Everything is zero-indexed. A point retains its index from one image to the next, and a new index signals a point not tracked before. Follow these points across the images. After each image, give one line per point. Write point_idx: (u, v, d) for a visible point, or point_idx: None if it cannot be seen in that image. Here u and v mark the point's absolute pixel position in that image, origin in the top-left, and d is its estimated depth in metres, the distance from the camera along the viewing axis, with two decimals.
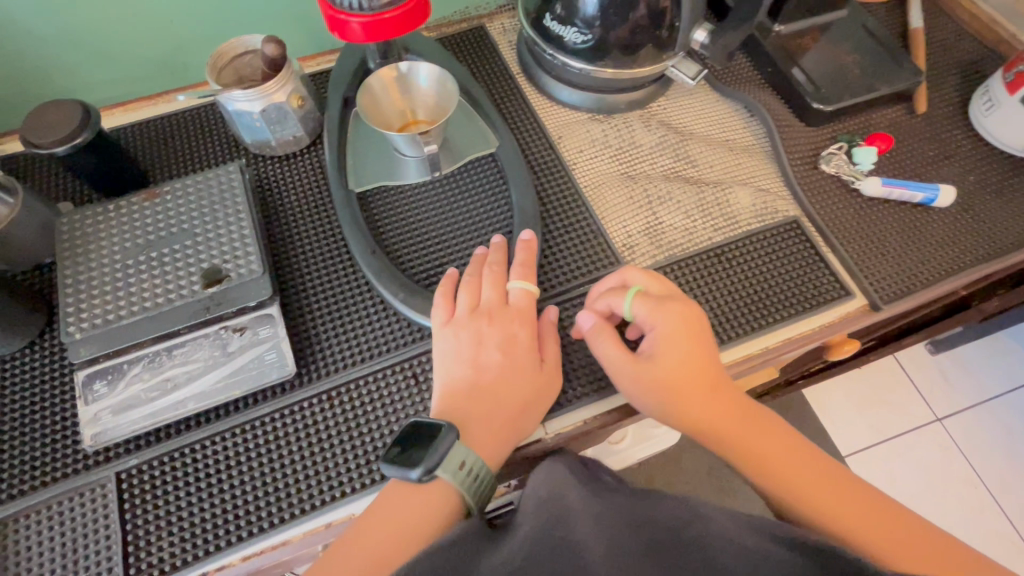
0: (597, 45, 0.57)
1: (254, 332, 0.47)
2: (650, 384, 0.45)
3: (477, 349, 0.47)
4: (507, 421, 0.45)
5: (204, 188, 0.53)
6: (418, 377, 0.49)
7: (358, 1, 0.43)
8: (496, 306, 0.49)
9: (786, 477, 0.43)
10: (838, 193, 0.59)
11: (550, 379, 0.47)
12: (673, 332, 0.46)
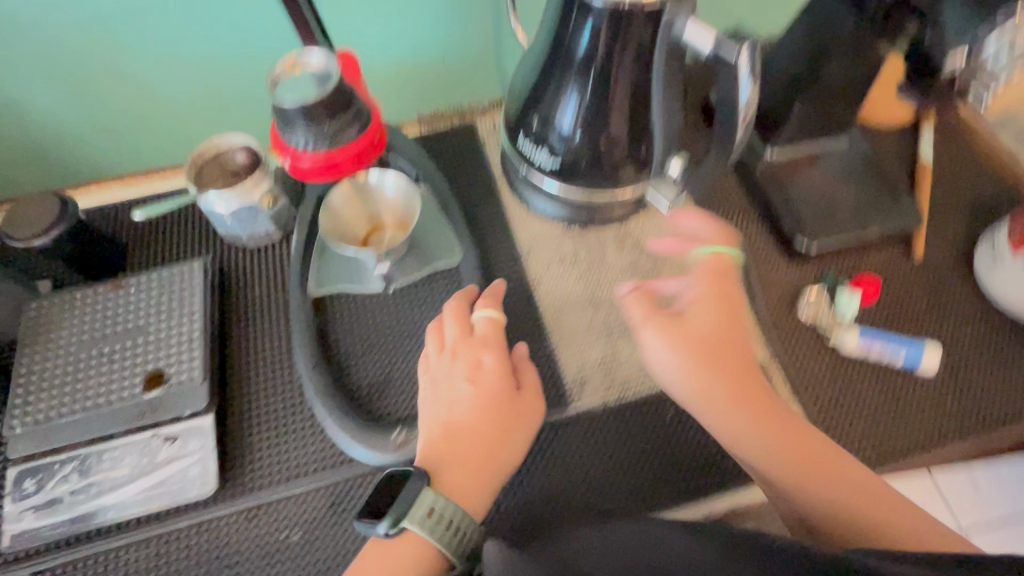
0: (568, 168, 0.56)
1: (183, 443, 0.48)
2: (681, 341, 0.46)
3: (454, 383, 0.48)
4: (483, 460, 0.45)
5: (166, 283, 0.55)
6: (341, 504, 0.48)
7: (309, 142, 0.43)
8: (459, 339, 0.50)
9: (813, 455, 0.44)
10: (813, 342, 0.56)
11: (524, 406, 0.48)
12: (710, 289, 0.48)
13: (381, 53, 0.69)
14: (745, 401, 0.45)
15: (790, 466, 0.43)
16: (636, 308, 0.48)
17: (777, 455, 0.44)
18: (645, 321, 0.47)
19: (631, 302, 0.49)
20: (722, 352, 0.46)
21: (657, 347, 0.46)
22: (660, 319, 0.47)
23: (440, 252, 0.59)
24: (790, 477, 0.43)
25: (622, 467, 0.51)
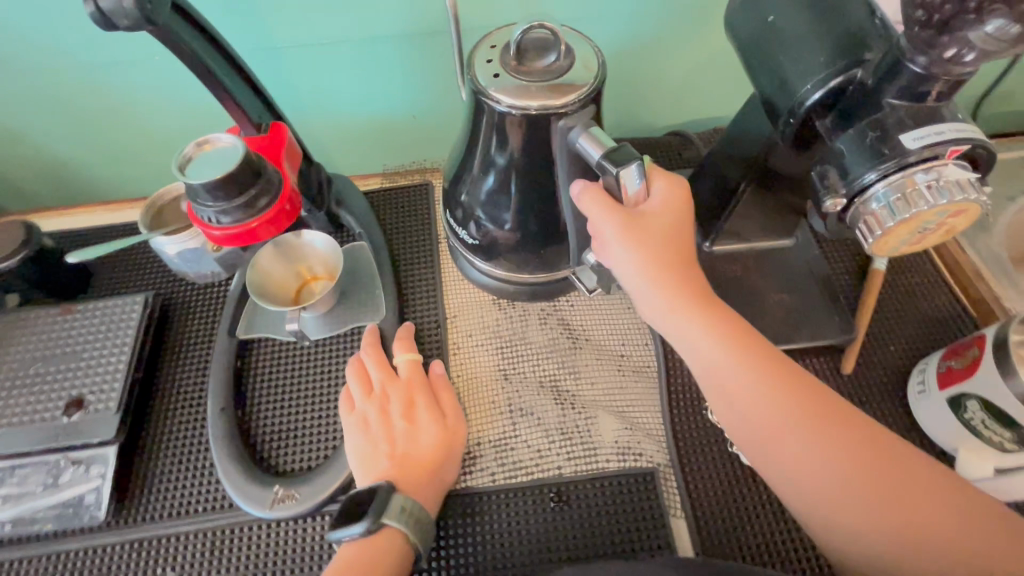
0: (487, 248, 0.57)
1: (86, 468, 0.52)
2: (641, 247, 0.41)
3: (389, 414, 0.53)
4: (429, 468, 0.51)
5: (108, 313, 0.59)
6: (218, 549, 0.50)
7: (217, 218, 0.46)
8: (386, 379, 0.55)
9: (811, 415, 0.38)
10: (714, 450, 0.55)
11: (454, 429, 0.54)
12: (671, 190, 0.43)
13: (349, 112, 0.73)
14: (706, 331, 0.41)
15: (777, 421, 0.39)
16: (598, 207, 0.42)
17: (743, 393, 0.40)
18: (614, 226, 0.41)
19: (594, 210, 0.42)
20: (677, 259, 0.42)
21: (617, 261, 0.42)
22: (629, 230, 0.41)
23: (363, 309, 0.62)
24: (777, 428, 0.39)
25: (497, 550, 0.51)
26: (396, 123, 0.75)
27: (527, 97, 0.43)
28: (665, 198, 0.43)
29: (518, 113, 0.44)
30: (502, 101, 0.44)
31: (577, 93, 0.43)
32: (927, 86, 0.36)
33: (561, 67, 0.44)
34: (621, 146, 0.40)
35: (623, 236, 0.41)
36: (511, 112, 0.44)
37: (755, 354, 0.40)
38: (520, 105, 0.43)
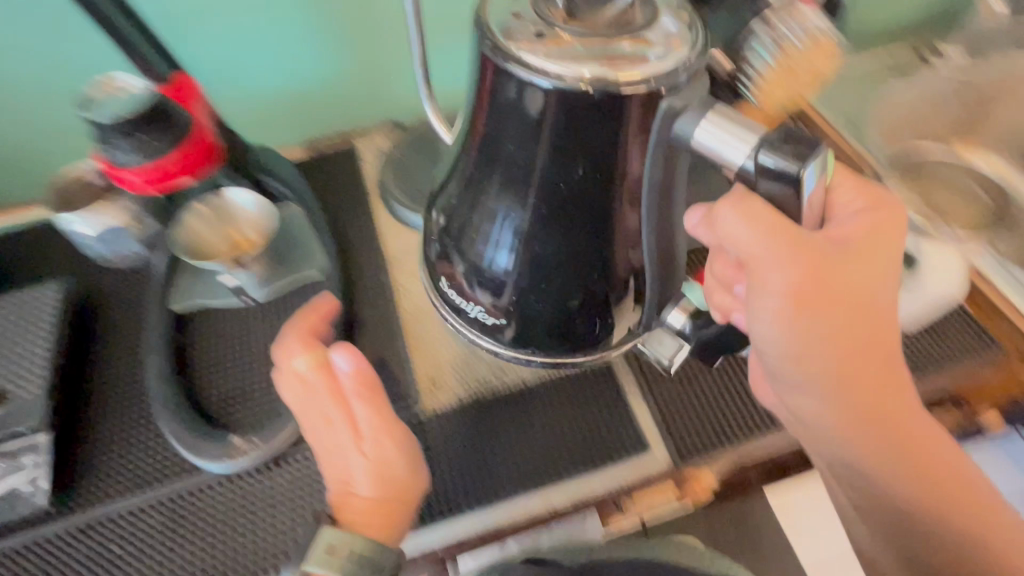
0: (525, 334, 0.48)
1: (15, 459, 0.48)
2: (826, 297, 0.35)
3: (315, 423, 0.48)
4: (380, 496, 0.46)
5: (17, 303, 0.55)
6: (185, 507, 0.49)
7: (132, 159, 0.45)
8: (300, 393, 0.48)
9: (926, 446, 0.40)
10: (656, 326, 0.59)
11: (382, 453, 0.47)
12: (877, 234, 0.37)
13: (265, 80, 0.72)
14: (860, 390, 0.38)
15: (894, 468, 0.40)
16: (771, 250, 0.34)
17: (865, 431, 0.39)
18: (792, 287, 0.35)
19: (772, 266, 0.34)
20: (873, 322, 0.37)
21: (771, 319, 0.36)
22: (808, 286, 0.35)
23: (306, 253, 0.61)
24: (894, 474, 0.40)
25: (480, 463, 0.52)
26: (319, 98, 0.76)
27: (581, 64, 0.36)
28: (853, 227, 0.37)
29: (572, 84, 0.36)
30: (547, 69, 0.36)
31: (651, 64, 0.36)
32: None
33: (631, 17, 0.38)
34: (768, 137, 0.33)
35: (801, 292, 0.35)
36: (564, 83, 0.36)
37: (899, 383, 0.39)
38: (575, 72, 0.36)
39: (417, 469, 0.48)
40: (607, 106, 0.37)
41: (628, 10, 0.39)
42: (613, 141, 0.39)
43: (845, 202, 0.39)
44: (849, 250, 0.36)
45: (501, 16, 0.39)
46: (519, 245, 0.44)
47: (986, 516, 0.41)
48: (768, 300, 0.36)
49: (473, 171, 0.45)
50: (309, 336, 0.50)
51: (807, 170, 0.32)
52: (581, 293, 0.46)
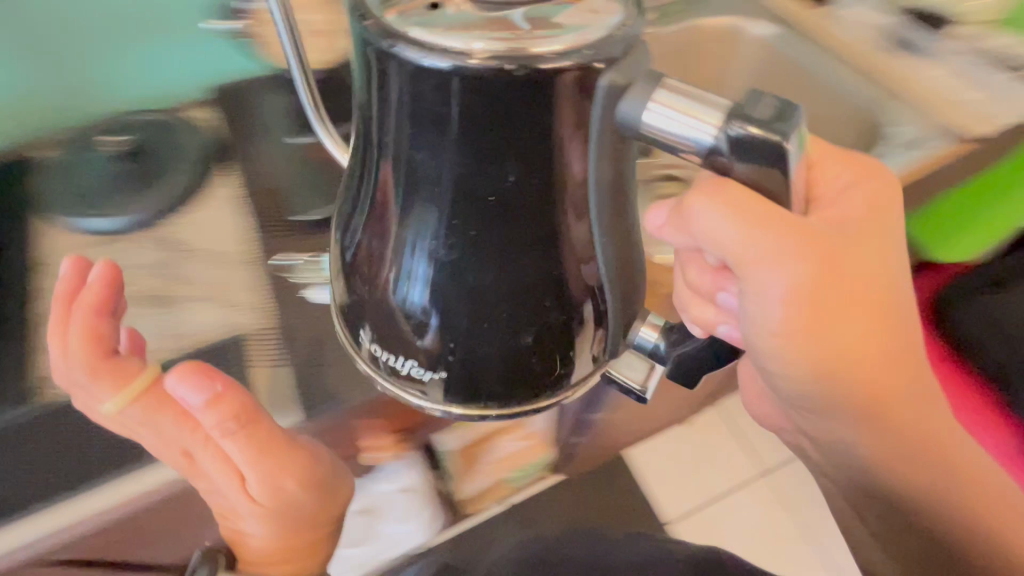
0: (467, 360, 0.55)
1: None
2: (808, 260, 0.49)
3: (200, 473, 0.62)
4: (277, 547, 0.67)
5: None
6: (20, 480, 0.63)
7: None
8: (197, 426, 0.61)
9: (892, 370, 0.56)
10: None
11: (276, 501, 0.64)
12: (867, 214, 0.53)
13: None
14: (854, 344, 0.53)
15: (874, 387, 0.56)
16: (777, 242, 0.48)
17: (862, 363, 0.55)
18: (796, 278, 0.49)
19: (771, 244, 0.48)
20: (882, 292, 0.53)
21: (790, 310, 0.51)
22: (814, 280, 0.50)
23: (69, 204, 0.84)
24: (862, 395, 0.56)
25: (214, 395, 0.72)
26: (36, 96, 0.97)
27: (478, 38, 0.41)
28: (855, 207, 0.53)
29: (476, 59, 0.42)
30: (444, 48, 0.42)
31: (557, 38, 0.42)
32: None
33: None
34: (748, 105, 0.40)
35: (806, 279, 0.50)
36: (468, 58, 0.41)
37: (894, 340, 0.55)
38: (482, 44, 0.41)
39: (312, 501, 0.67)
40: (507, 79, 0.42)
41: None
42: (529, 115, 0.45)
43: (837, 178, 0.55)
44: (849, 229, 0.51)
45: None
46: (427, 275, 0.52)
47: (903, 411, 0.58)
48: (772, 286, 0.50)
49: (411, 199, 0.51)
50: (91, 346, 0.59)
51: (788, 141, 0.40)
52: (520, 321, 0.54)
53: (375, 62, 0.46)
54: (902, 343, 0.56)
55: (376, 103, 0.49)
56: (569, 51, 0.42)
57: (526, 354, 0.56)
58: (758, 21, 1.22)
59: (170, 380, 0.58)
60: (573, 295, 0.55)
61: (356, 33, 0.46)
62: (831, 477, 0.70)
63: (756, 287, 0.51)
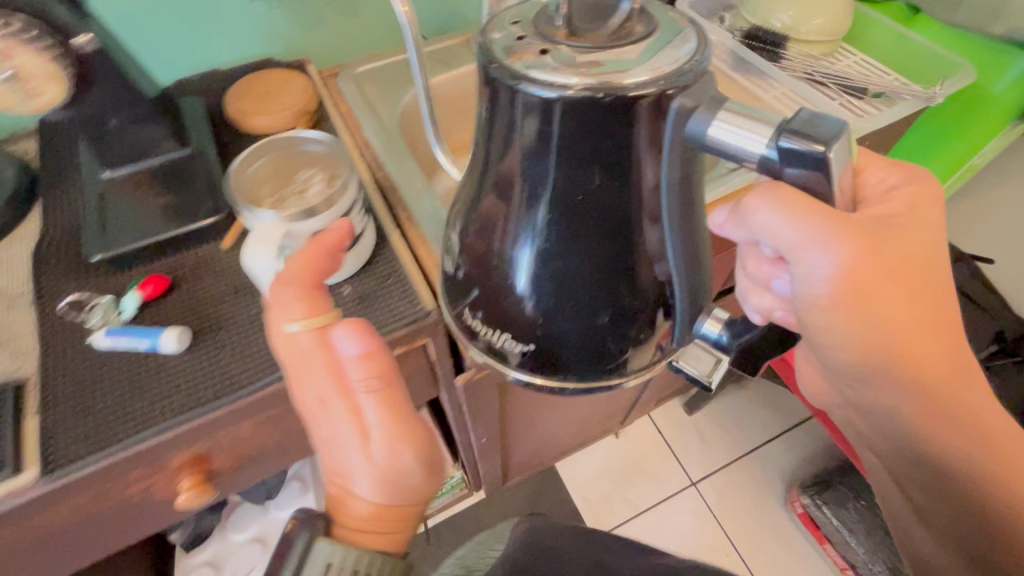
0: (559, 340, 0.65)
1: None
2: (864, 248, 0.53)
3: (321, 421, 0.60)
4: (385, 503, 0.59)
5: None
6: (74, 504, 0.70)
7: None
8: (343, 376, 0.58)
9: (932, 347, 0.61)
10: (385, 257, 0.91)
11: (397, 464, 0.59)
12: (912, 212, 0.59)
13: None
14: (902, 323, 0.59)
15: (915, 363, 0.62)
16: (839, 241, 0.52)
17: (913, 341, 0.60)
18: (857, 272, 0.54)
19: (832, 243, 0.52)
20: (929, 274, 0.59)
21: (848, 299, 0.56)
22: (873, 274, 0.54)
23: None
24: (900, 370, 0.62)
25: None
26: None
27: (574, 72, 0.48)
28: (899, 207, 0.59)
29: (572, 90, 0.48)
30: (552, 82, 0.48)
31: (641, 70, 0.48)
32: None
33: (631, 30, 0.51)
34: (805, 124, 0.45)
35: (864, 272, 0.54)
36: (565, 89, 0.48)
37: (939, 315, 0.61)
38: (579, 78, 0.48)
39: (422, 472, 0.61)
40: (603, 106, 0.49)
41: (626, 24, 0.52)
42: (620, 146, 0.52)
43: (883, 182, 0.62)
44: (898, 220, 0.58)
45: (505, 41, 0.53)
46: (530, 266, 0.60)
47: (942, 385, 0.64)
48: (833, 279, 0.54)
49: (518, 206, 0.58)
50: (307, 277, 0.62)
51: (830, 150, 0.44)
52: (604, 307, 0.62)
53: (492, 86, 0.53)
54: (945, 322, 0.61)
55: (494, 123, 0.56)
56: (651, 80, 0.48)
57: (606, 337, 0.65)
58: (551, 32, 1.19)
59: (341, 327, 0.58)
60: (649, 287, 0.63)
61: (481, 67, 0.54)
62: (876, 449, 0.78)
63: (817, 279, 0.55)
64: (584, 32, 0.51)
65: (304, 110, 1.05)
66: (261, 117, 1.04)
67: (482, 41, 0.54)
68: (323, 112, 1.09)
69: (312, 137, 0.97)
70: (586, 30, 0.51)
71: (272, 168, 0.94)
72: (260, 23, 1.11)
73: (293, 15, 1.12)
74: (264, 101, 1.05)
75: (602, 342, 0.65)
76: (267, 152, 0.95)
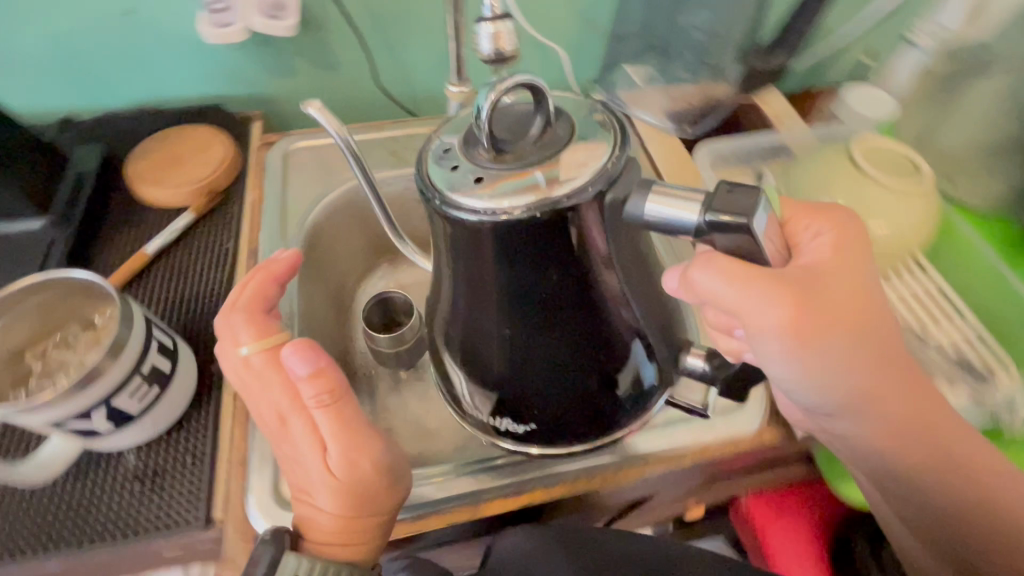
0: (543, 421, 0.42)
1: None
2: (803, 307, 0.33)
3: (281, 444, 0.39)
4: (351, 515, 0.38)
5: None
6: None
7: None
8: (264, 387, 0.40)
9: (942, 421, 0.38)
10: (93, 503, 0.39)
11: (363, 470, 0.38)
12: (839, 262, 0.35)
13: None
14: (873, 386, 0.36)
15: (914, 453, 0.38)
16: (756, 301, 0.33)
17: (874, 394, 0.37)
18: (777, 332, 0.34)
19: (761, 305, 0.33)
20: (869, 317, 0.35)
21: (784, 362, 0.35)
22: (796, 331, 0.34)
23: None
24: (926, 479, 0.39)
25: None
26: None
27: (509, 194, 0.33)
28: (822, 265, 0.35)
29: (514, 218, 0.33)
30: (482, 212, 0.34)
31: (572, 181, 0.34)
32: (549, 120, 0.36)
33: (556, 134, 0.36)
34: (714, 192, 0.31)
35: (788, 334, 0.34)
36: (503, 217, 0.33)
37: (892, 359, 0.36)
38: (513, 202, 0.33)
39: (395, 488, 0.39)
40: (545, 226, 0.34)
41: (545, 129, 0.36)
42: (569, 242, 0.35)
43: (809, 227, 0.37)
44: (826, 258, 0.35)
45: (442, 170, 0.36)
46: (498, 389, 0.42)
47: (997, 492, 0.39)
48: (766, 345, 0.35)
49: (463, 304, 0.40)
50: (258, 305, 0.43)
51: (754, 218, 0.30)
52: (589, 377, 0.40)
53: (433, 216, 0.37)
54: (920, 381, 0.38)
55: (442, 258, 0.39)
56: (582, 183, 0.34)
57: (603, 411, 0.43)
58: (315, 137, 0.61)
59: (238, 334, 0.41)
60: (657, 347, 0.42)
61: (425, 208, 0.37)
62: None
63: (757, 345, 0.35)
64: (509, 146, 0.36)
65: (207, 187, 0.55)
66: (147, 186, 0.54)
67: (416, 168, 0.38)
68: (230, 189, 0.57)
69: (161, 238, 0.51)
70: (508, 142, 0.36)
71: (36, 318, 0.39)
72: (214, 70, 0.64)
73: (255, 62, 0.64)
74: (182, 163, 0.56)
75: (604, 413, 0.43)
76: (36, 292, 0.39)
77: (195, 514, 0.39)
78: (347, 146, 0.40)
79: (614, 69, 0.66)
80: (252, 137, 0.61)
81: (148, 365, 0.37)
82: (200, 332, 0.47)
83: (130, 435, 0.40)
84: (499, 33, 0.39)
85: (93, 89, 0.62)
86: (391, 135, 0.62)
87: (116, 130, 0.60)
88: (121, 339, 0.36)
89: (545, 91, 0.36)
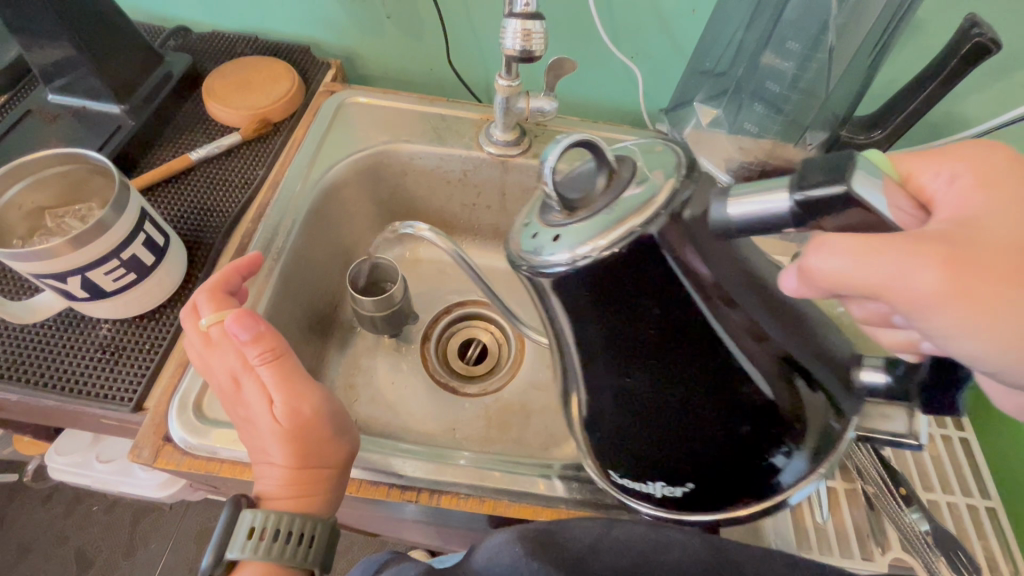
0: (701, 476, 0.35)
1: None
2: (996, 286, 0.23)
3: (237, 408, 0.41)
4: (298, 465, 0.39)
5: None
6: None
7: None
8: (217, 352, 0.41)
9: None
10: (60, 358, 0.44)
11: (312, 421, 0.40)
12: (990, 195, 0.27)
13: None
14: None
15: None
16: (897, 257, 0.24)
17: None
18: (939, 293, 0.23)
19: (904, 266, 0.24)
20: None
21: (972, 334, 0.24)
22: (964, 289, 0.23)
23: None
24: None
25: None
26: None
27: (599, 235, 0.28)
28: (974, 207, 0.26)
29: (597, 261, 0.29)
30: (581, 255, 0.29)
31: (649, 204, 0.28)
32: (622, 171, 0.30)
33: (624, 177, 0.30)
34: (799, 170, 0.26)
35: (954, 290, 0.23)
36: (583, 263, 0.29)
37: None
38: (590, 246, 0.28)
39: (343, 440, 0.41)
40: (631, 261, 0.29)
41: (609, 177, 0.30)
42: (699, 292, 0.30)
43: (929, 176, 0.28)
44: (1000, 213, 0.26)
45: (539, 246, 0.31)
46: (610, 433, 0.36)
47: None
48: (933, 318, 0.24)
49: (579, 365, 0.35)
50: (221, 282, 0.44)
51: (853, 182, 0.24)
52: (738, 421, 0.33)
53: (529, 287, 0.33)
54: None
55: (551, 326, 0.35)
56: (653, 214, 0.28)
57: (771, 463, 0.34)
58: (379, 97, 0.64)
59: (198, 296, 0.43)
60: (824, 379, 0.32)
61: (523, 275, 0.32)
62: None
63: (918, 322, 0.25)
64: (589, 204, 0.30)
65: (262, 115, 0.59)
66: (215, 101, 0.59)
67: (514, 257, 0.32)
68: (284, 124, 0.61)
69: (204, 150, 0.56)
70: (584, 201, 0.30)
71: (61, 185, 0.45)
72: (310, 22, 0.68)
73: (347, 23, 0.67)
74: (248, 90, 0.61)
75: (763, 469, 0.34)
76: (65, 163, 0.44)
77: (126, 395, 0.43)
78: (455, 254, 0.48)
79: (684, 106, 0.62)
80: (320, 81, 0.66)
81: (128, 253, 0.42)
82: (202, 239, 0.52)
83: (107, 310, 0.44)
84: (527, 33, 0.41)
85: (210, 7, 0.69)
86: (446, 113, 0.63)
87: (217, 48, 0.67)
88: (107, 222, 0.40)
89: (601, 143, 0.29)
